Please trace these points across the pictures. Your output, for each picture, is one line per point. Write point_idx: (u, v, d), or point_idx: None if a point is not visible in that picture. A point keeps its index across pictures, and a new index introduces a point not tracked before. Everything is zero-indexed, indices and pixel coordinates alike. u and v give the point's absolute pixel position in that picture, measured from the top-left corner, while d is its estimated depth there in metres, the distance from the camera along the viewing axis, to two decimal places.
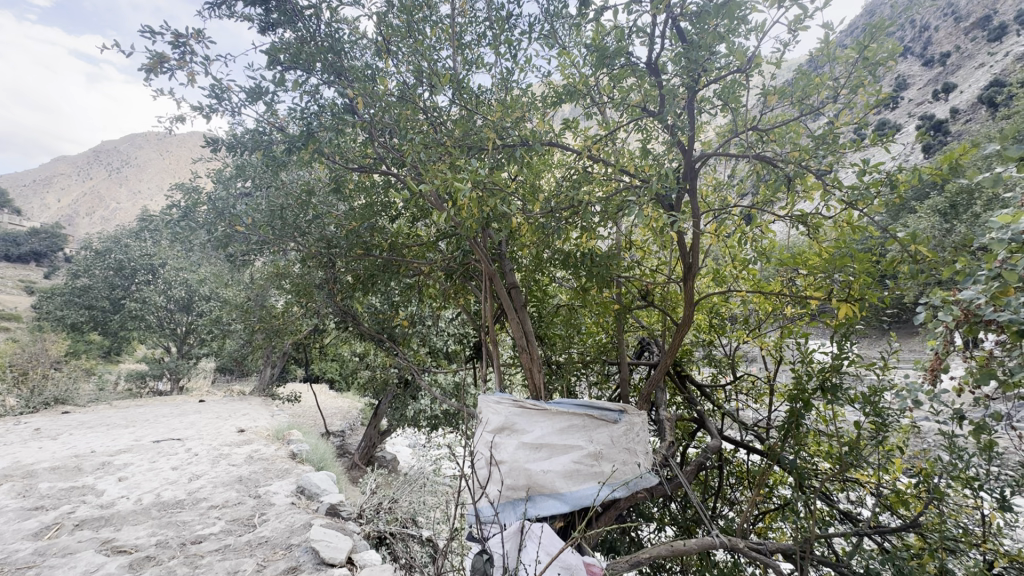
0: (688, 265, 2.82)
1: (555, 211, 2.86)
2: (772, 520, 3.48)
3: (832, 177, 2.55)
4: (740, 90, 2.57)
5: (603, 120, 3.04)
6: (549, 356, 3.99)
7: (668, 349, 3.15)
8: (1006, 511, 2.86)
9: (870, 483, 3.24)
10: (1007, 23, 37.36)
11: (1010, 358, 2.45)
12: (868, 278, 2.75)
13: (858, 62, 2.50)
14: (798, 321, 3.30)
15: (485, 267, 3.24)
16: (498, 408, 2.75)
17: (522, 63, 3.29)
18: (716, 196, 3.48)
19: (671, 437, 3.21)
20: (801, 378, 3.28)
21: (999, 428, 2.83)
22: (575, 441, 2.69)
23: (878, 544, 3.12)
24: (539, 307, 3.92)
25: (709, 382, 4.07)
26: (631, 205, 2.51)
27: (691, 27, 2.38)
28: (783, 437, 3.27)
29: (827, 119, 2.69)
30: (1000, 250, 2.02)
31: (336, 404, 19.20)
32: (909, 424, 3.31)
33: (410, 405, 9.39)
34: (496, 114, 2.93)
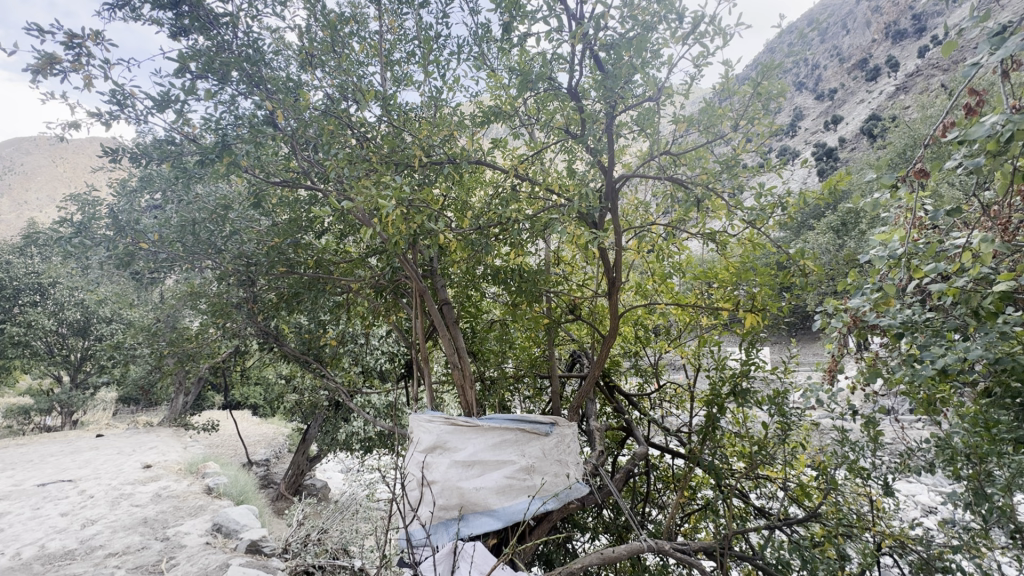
0: (613, 280, 2.95)
1: (483, 229, 2.91)
2: (697, 521, 3.66)
3: (735, 198, 2.80)
4: (655, 118, 2.77)
5: (530, 140, 3.15)
6: (482, 372, 3.99)
7: (596, 360, 3.25)
8: (891, 495, 3.22)
9: (779, 479, 3.51)
10: (880, 66, 42.95)
11: (888, 359, 2.79)
12: (770, 290, 3.03)
13: (753, 97, 2.81)
14: (712, 330, 3.55)
15: (415, 283, 3.19)
16: (430, 427, 2.70)
17: (451, 82, 3.34)
18: (638, 215, 3.69)
19: (601, 447, 3.31)
20: (716, 384, 3.51)
21: (882, 422, 3.20)
22: (507, 456, 2.67)
23: (788, 535, 3.38)
24: (472, 323, 3.93)
25: (637, 391, 4.23)
26: (558, 223, 2.61)
27: (608, 57, 2.54)
28: (703, 440, 3.48)
29: (731, 147, 2.96)
30: (878, 264, 2.30)
31: (259, 432, 17.90)
32: (810, 422, 3.65)
33: (341, 428, 8.98)
34: (424, 132, 2.95)
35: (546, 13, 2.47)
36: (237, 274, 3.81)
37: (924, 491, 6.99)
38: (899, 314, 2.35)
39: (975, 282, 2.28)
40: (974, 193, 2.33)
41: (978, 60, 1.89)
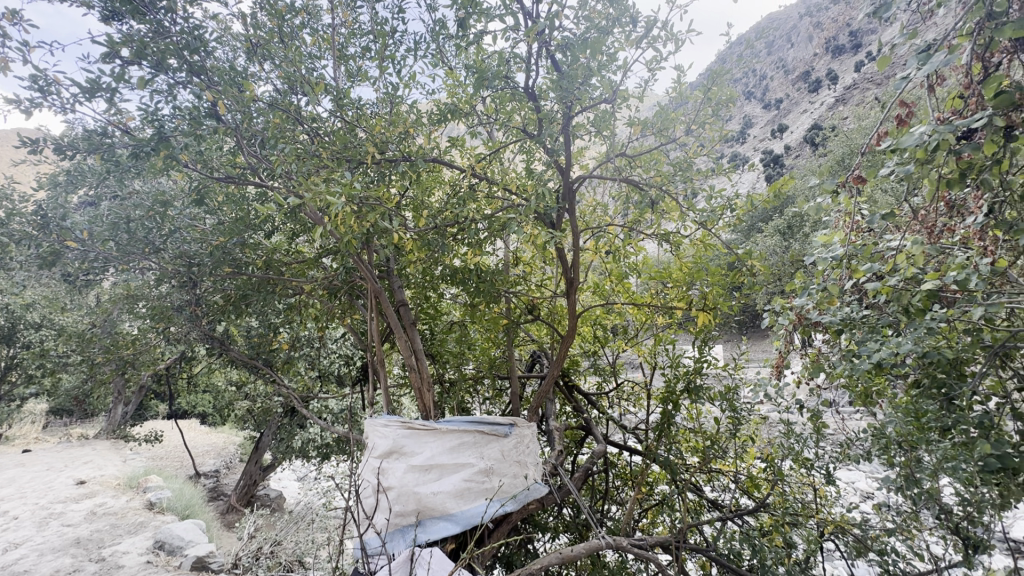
0: (570, 280, 2.96)
1: (440, 228, 2.86)
2: (654, 516, 3.73)
3: (687, 201, 2.88)
4: (611, 120, 2.81)
5: (488, 139, 3.13)
6: (440, 374, 3.93)
7: (555, 359, 3.26)
8: (832, 484, 3.40)
9: (731, 472, 3.64)
10: (821, 79, 45.52)
11: (829, 354, 2.94)
12: (721, 290, 3.14)
13: (704, 102, 2.92)
14: (667, 329, 3.64)
15: (370, 284, 3.09)
16: (385, 431, 2.60)
17: (407, 79, 3.27)
18: (595, 216, 3.74)
19: (560, 446, 3.33)
20: (671, 382, 3.59)
21: (824, 414, 3.36)
22: (465, 459, 2.64)
23: (739, 526, 3.50)
24: (431, 324, 3.87)
25: (595, 390, 4.28)
26: (516, 223, 2.60)
27: (565, 58, 2.55)
28: (658, 437, 3.56)
29: (684, 150, 3.04)
30: (819, 264, 2.41)
31: (208, 442, 17.03)
32: (759, 416, 3.80)
33: (296, 435, 8.65)
34: (378, 128, 2.87)
35: (502, 12, 2.45)
36: (178, 275, 3.59)
37: (862, 477, 7.42)
38: (841, 313, 2.51)
39: (906, 281, 2.43)
40: (904, 198, 2.50)
41: (908, 74, 2.01)
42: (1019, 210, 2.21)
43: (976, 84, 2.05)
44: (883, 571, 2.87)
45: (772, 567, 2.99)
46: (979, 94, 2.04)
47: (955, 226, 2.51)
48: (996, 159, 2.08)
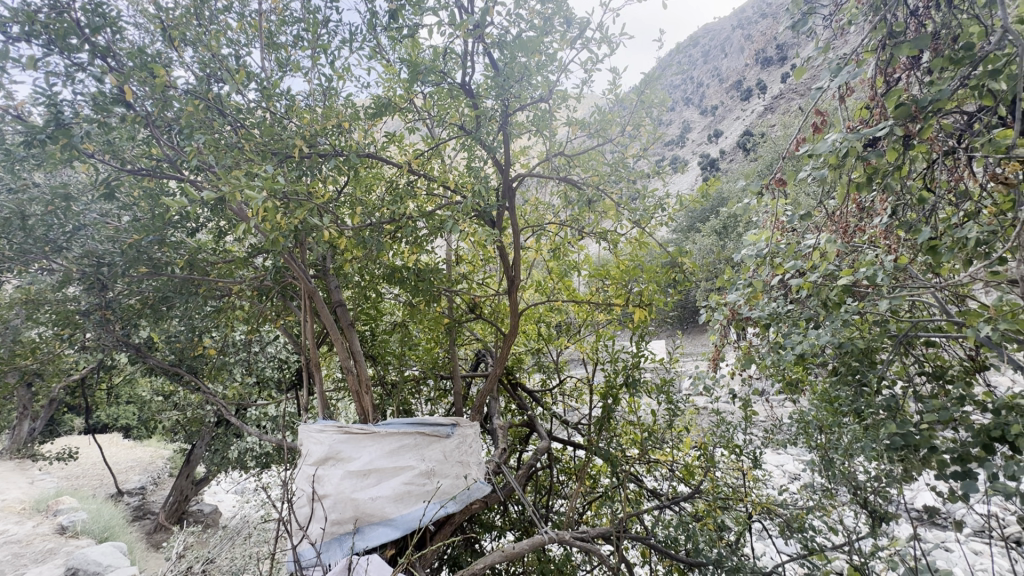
0: (511, 279, 2.96)
1: (376, 225, 2.77)
2: (598, 509, 3.81)
3: (622, 200, 2.96)
4: (549, 119, 2.84)
5: (427, 136, 3.07)
6: (382, 376, 3.83)
7: (499, 357, 3.26)
8: (759, 468, 3.61)
9: (668, 461, 3.78)
10: (752, 87, 48.39)
11: (758, 346, 3.12)
12: (657, 287, 3.25)
13: (638, 104, 3.01)
14: (608, 325, 3.71)
15: (302, 284, 2.95)
16: (321, 437, 2.52)
17: (341, 71, 3.14)
18: (537, 214, 3.77)
19: (504, 444, 3.32)
20: (612, 377, 3.68)
21: (752, 403, 3.57)
22: (406, 462, 2.57)
23: (676, 512, 3.64)
24: (373, 326, 3.76)
25: (540, 387, 4.33)
26: (454, 221, 2.56)
27: (501, 56, 2.55)
28: (600, 430, 3.64)
29: (620, 151, 3.13)
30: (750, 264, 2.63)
31: (134, 457, 15.78)
32: (694, 407, 3.97)
33: (232, 445, 8.19)
34: (308, 121, 2.74)
35: (436, 5, 2.41)
36: (84, 276, 3.28)
37: (788, 460, 7.94)
38: (767, 307, 2.70)
39: (823, 276, 2.62)
40: (819, 200, 2.69)
41: (821, 85, 2.18)
42: (916, 211, 2.43)
43: (879, 95, 2.25)
44: (803, 546, 3.08)
45: (704, 550, 3.14)
46: (882, 105, 2.23)
47: (864, 226, 2.72)
48: (896, 164, 2.28)
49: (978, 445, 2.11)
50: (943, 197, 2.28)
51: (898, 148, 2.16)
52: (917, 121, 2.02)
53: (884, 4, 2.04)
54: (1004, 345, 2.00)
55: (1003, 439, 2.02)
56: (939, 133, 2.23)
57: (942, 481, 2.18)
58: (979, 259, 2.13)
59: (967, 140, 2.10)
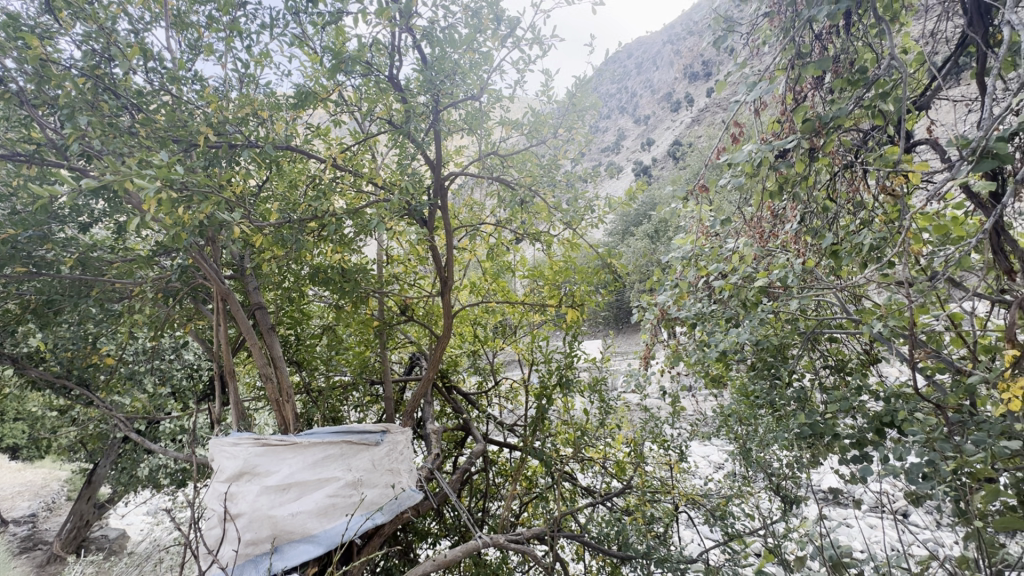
0: (444, 280, 2.90)
1: (298, 223, 2.60)
2: (533, 509, 3.82)
3: (555, 202, 2.99)
4: (481, 118, 2.81)
5: (354, 130, 2.94)
6: (308, 384, 3.62)
7: (432, 360, 3.18)
8: (685, 460, 3.77)
9: (601, 458, 3.86)
10: (680, 100, 51.21)
11: (686, 344, 3.26)
12: (590, 288, 3.31)
13: (570, 108, 3.06)
14: (542, 326, 3.73)
15: (215, 285, 2.72)
16: (235, 451, 2.34)
17: (259, 57, 2.93)
18: (471, 214, 3.72)
19: (438, 449, 3.24)
20: (546, 377, 3.69)
21: (679, 399, 3.72)
22: (330, 473, 2.44)
23: (609, 508, 3.72)
24: (297, 329, 3.55)
25: (476, 389, 4.29)
26: (381, 219, 2.45)
27: (431, 50, 2.48)
28: (534, 431, 3.65)
29: (552, 153, 3.17)
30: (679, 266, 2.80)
31: (23, 481, 14.01)
32: (626, 405, 4.09)
33: (142, 463, 7.46)
34: (220, 109, 2.53)
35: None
36: None
37: (714, 451, 8.40)
38: (694, 306, 2.86)
39: (742, 278, 2.78)
40: (738, 207, 2.85)
41: (739, 98, 2.30)
42: (821, 217, 2.63)
43: (788, 110, 2.42)
44: (725, 533, 3.24)
45: (635, 543, 3.22)
46: (790, 118, 2.41)
47: (776, 230, 2.92)
48: (803, 174, 2.47)
49: (872, 430, 2.32)
50: (843, 206, 2.49)
51: (804, 159, 2.33)
52: (820, 135, 2.18)
53: (792, 26, 2.20)
54: (893, 340, 2.21)
55: (892, 424, 2.23)
56: (838, 147, 2.44)
57: (843, 465, 2.37)
58: (873, 262, 2.34)
59: (862, 154, 2.31)
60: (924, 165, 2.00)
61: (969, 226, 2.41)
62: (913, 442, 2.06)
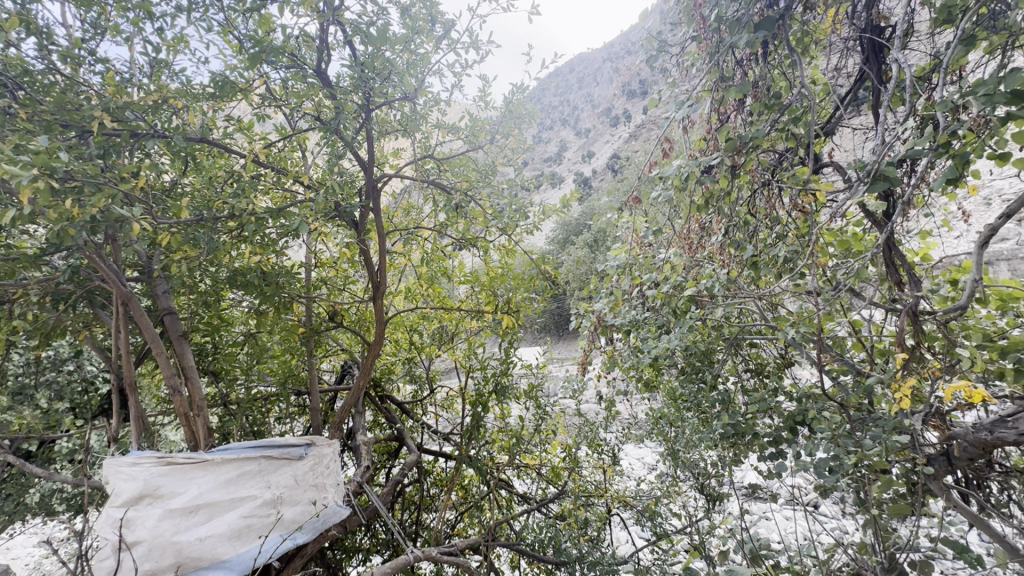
0: (376, 285, 2.80)
1: (214, 222, 2.42)
2: (469, 519, 3.75)
3: (491, 208, 2.99)
4: (416, 119, 2.76)
5: (281, 125, 2.78)
6: (226, 396, 3.37)
7: (363, 369, 3.05)
8: (617, 463, 3.86)
9: (537, 464, 3.87)
10: (619, 116, 53.43)
11: (620, 350, 3.35)
12: (527, 294, 3.33)
13: (506, 115, 3.08)
14: (478, 332, 3.69)
15: (115, 288, 2.46)
16: (134, 472, 2.13)
17: (173, 42, 2.71)
18: (408, 218, 3.63)
19: (368, 461, 3.10)
20: (480, 385, 3.63)
21: (612, 403, 3.80)
22: (246, 492, 2.26)
23: (544, 514, 3.73)
24: (216, 337, 3.30)
25: (411, 398, 4.17)
26: (306, 219, 2.32)
27: (362, 47, 2.39)
28: (468, 439, 3.58)
29: (489, 159, 3.19)
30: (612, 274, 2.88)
31: None
32: (562, 410, 4.13)
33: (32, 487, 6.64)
34: (124, 94, 2.30)
35: None
36: None
37: (649, 453, 8.67)
38: (626, 313, 2.97)
39: (672, 286, 2.89)
40: (669, 218, 2.97)
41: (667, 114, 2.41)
42: (742, 230, 2.79)
43: (712, 129, 2.57)
44: (654, 532, 3.34)
45: (568, 548, 3.24)
46: (713, 137, 2.55)
47: (703, 241, 3.07)
48: (725, 190, 2.62)
49: (786, 428, 2.48)
50: (761, 220, 2.66)
51: (727, 175, 2.48)
52: (739, 153, 2.33)
53: (716, 51, 2.33)
54: (804, 344, 2.37)
55: (803, 422, 2.40)
56: (757, 166, 2.61)
57: (761, 463, 2.51)
58: (786, 272, 2.52)
59: (777, 173, 2.49)
60: (828, 184, 2.18)
61: (867, 241, 2.65)
62: (820, 439, 2.23)
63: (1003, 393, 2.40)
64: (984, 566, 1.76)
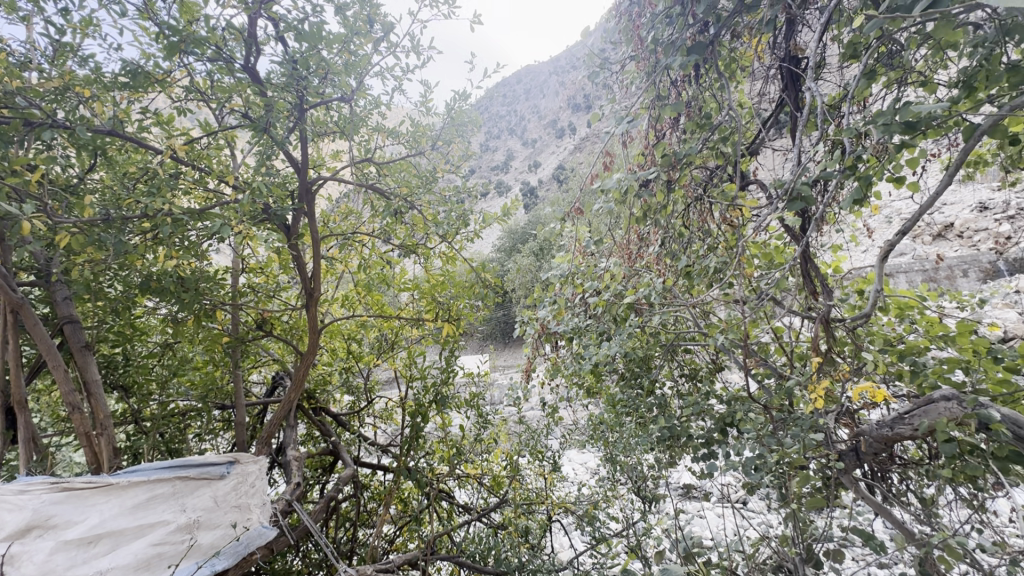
0: (309, 292, 2.69)
1: (125, 221, 2.21)
2: (408, 534, 3.63)
3: (431, 214, 2.94)
4: (353, 122, 2.67)
5: (206, 121, 2.60)
6: (138, 412, 3.08)
7: (294, 380, 2.90)
8: (558, 470, 3.88)
9: (478, 474, 3.83)
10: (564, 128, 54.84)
11: (562, 357, 3.39)
12: (469, 302, 3.30)
13: (449, 121, 3.11)
14: (418, 340, 3.62)
15: (2, 293, 2.19)
16: (22, 502, 1.91)
17: (82, 26, 2.47)
18: (345, 223, 3.51)
19: (298, 478, 2.93)
20: (419, 395, 3.53)
21: (553, 411, 3.83)
22: (156, 516, 2.10)
23: (485, 524, 3.68)
24: (128, 348, 3.03)
25: (348, 410, 4.00)
26: (229, 221, 2.17)
27: (294, 43, 2.30)
28: (406, 451, 3.48)
29: (431, 162, 3.21)
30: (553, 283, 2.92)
31: None
32: (503, 418, 4.12)
33: None
34: (18, 78, 2.06)
35: None
36: None
37: (591, 459, 8.83)
38: (567, 320, 3.01)
39: (613, 295, 2.96)
40: (609, 229, 3.06)
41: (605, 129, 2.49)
42: (677, 241, 2.91)
43: (649, 145, 2.67)
44: (592, 537, 3.39)
45: (509, 557, 3.22)
46: (650, 152, 2.66)
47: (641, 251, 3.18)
48: (662, 203, 2.73)
49: (718, 430, 2.60)
50: (694, 233, 2.78)
51: (662, 189, 2.60)
52: (673, 168, 2.43)
53: (653, 70, 2.44)
54: (733, 350, 2.50)
55: (733, 424, 2.52)
56: (690, 181, 2.73)
57: (695, 465, 2.61)
58: (717, 282, 2.65)
59: (708, 189, 2.63)
60: (753, 200, 2.32)
61: (786, 254, 2.84)
62: (748, 440, 2.35)
63: (900, 392, 2.65)
64: (886, 551, 1.93)
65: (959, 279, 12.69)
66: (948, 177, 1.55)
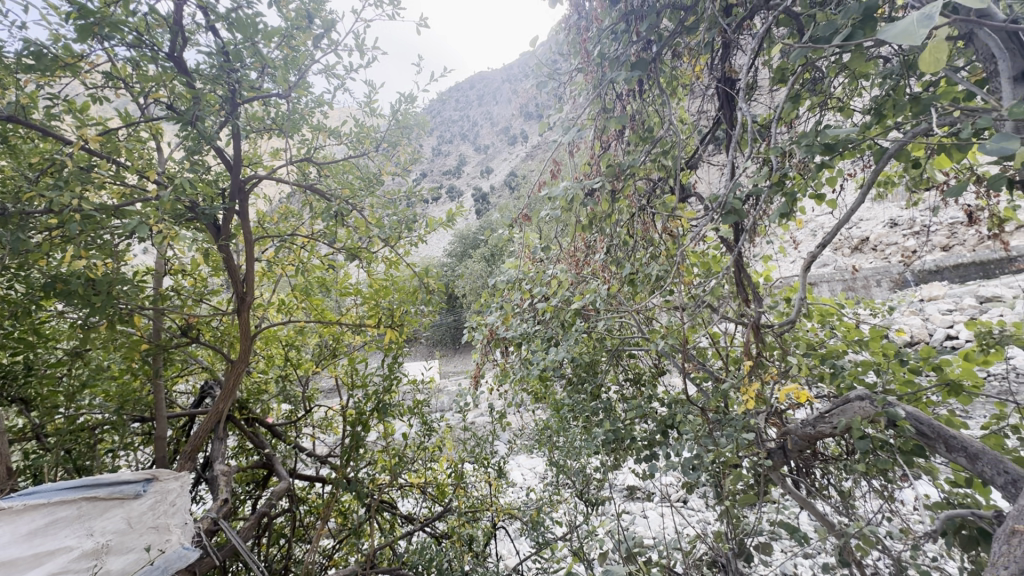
0: (241, 296, 2.55)
1: (29, 217, 2.01)
2: (348, 548, 3.50)
3: (375, 217, 2.87)
4: (293, 119, 2.57)
5: (127, 112, 2.41)
6: (40, 427, 2.79)
7: (223, 390, 2.74)
8: (504, 476, 3.88)
9: (422, 483, 3.75)
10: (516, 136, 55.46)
11: (510, 363, 3.40)
12: (414, 308, 3.24)
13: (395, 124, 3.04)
14: (360, 347, 3.51)
15: None
16: None
17: None
18: (284, 224, 3.36)
19: (227, 494, 2.76)
20: (360, 404, 3.42)
21: (499, 417, 3.83)
22: (63, 543, 1.84)
23: (429, 534, 3.61)
24: (29, 357, 2.73)
25: (285, 420, 3.81)
26: (150, 220, 2.02)
27: (229, 35, 2.18)
28: (346, 461, 3.35)
29: (375, 166, 3.14)
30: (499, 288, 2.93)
31: None
32: (449, 426, 4.06)
33: None
34: None
35: None
36: None
37: (537, 464, 8.89)
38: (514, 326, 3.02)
39: (560, 300, 3.01)
40: (556, 236, 3.10)
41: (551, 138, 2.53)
42: (621, 249, 3.00)
43: (595, 155, 2.74)
44: (537, 542, 3.41)
45: (453, 567, 3.18)
46: (595, 163, 2.73)
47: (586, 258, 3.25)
48: (607, 213, 2.81)
49: (660, 432, 2.69)
50: (638, 241, 2.88)
51: (607, 199, 2.67)
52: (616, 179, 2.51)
53: (599, 84, 2.51)
54: (673, 355, 2.60)
55: (674, 426, 2.62)
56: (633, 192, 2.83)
57: (637, 466, 2.68)
58: (657, 289, 2.76)
59: (650, 200, 2.73)
60: (691, 211, 2.43)
61: (721, 263, 2.99)
62: (686, 441, 2.44)
63: (821, 394, 2.85)
64: (808, 542, 2.07)
65: (874, 288, 13.92)
66: (862, 195, 1.71)
